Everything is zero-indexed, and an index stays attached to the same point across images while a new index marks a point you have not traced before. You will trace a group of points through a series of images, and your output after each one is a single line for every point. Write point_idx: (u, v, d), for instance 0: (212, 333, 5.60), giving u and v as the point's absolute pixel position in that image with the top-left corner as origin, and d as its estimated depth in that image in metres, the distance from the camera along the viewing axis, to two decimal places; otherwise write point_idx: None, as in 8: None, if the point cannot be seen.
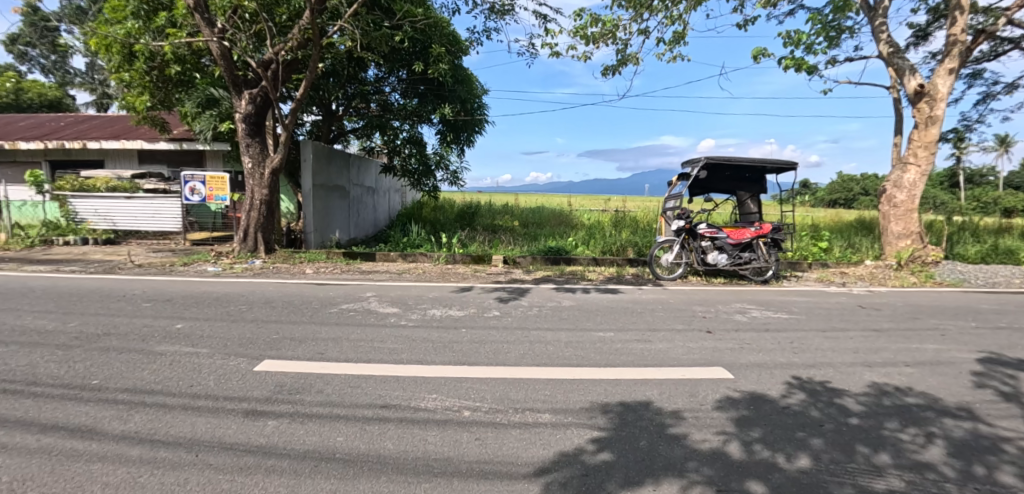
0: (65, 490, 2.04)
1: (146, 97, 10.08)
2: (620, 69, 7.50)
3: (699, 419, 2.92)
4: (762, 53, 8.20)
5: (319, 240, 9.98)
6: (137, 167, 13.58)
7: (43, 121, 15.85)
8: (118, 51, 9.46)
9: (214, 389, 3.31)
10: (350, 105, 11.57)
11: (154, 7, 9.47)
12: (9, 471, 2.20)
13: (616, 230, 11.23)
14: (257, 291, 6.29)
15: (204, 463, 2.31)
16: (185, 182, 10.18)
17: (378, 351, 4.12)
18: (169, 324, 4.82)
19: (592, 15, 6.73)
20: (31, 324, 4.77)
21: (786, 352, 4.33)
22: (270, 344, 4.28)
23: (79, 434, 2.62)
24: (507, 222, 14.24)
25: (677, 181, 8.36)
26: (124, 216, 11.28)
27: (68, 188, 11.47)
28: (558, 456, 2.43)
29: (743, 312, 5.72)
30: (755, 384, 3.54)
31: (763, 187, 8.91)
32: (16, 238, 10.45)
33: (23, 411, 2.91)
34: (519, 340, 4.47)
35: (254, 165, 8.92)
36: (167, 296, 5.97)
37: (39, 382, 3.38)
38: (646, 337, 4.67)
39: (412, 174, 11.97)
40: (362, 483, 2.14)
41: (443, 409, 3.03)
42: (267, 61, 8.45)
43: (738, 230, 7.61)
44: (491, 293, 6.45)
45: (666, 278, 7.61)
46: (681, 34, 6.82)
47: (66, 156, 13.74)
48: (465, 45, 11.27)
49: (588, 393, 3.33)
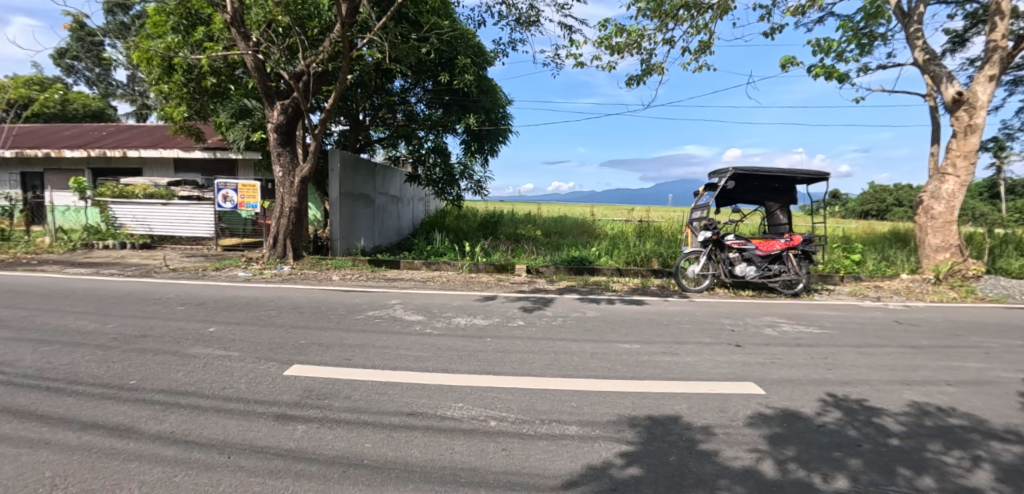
0: (106, 487, 2.11)
1: (183, 109, 10.43)
2: (645, 79, 7.43)
3: (731, 435, 2.85)
4: (790, 62, 8.02)
5: (345, 247, 10.15)
6: (173, 175, 14.13)
7: (84, 129, 16.65)
8: (157, 63, 9.79)
9: (246, 392, 3.38)
10: (377, 115, 11.79)
11: (193, 22, 9.77)
12: (53, 467, 2.29)
13: (641, 239, 11.12)
14: (286, 297, 6.42)
15: (236, 465, 2.36)
16: (218, 190, 10.48)
17: (404, 358, 4.15)
18: (203, 327, 4.96)
19: (617, 25, 6.72)
20: (74, 324, 4.99)
21: (819, 368, 4.20)
22: (299, 349, 4.35)
23: (118, 432, 2.71)
24: (530, 231, 14.26)
25: (705, 192, 8.20)
26: (161, 222, 11.73)
27: (109, 194, 11.88)
28: (586, 469, 2.39)
29: (774, 326, 5.56)
30: (788, 401, 3.44)
31: (794, 197, 8.66)
32: (61, 242, 11.01)
33: (65, 410, 3.01)
34: (544, 350, 4.45)
35: (285, 173, 9.13)
36: (200, 300, 6.15)
37: (80, 381, 3.52)
38: (673, 349, 4.59)
39: (436, 183, 12.00)
40: (390, 490, 2.15)
41: (469, 418, 3.03)
42: (299, 73, 8.67)
43: (767, 241, 7.42)
44: (516, 302, 6.45)
45: (692, 291, 7.46)
46: (708, 43, 6.75)
47: (107, 163, 14.38)
48: (490, 56, 11.38)
49: (615, 405, 3.28)
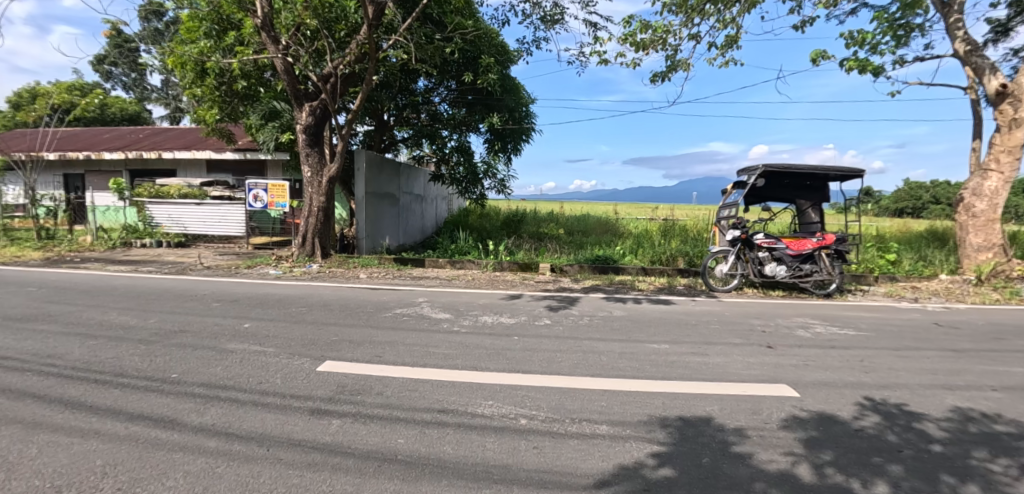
0: (153, 477, 2.20)
1: (215, 111, 10.76)
2: (670, 75, 7.33)
3: (764, 438, 2.80)
4: (821, 55, 7.80)
5: (370, 246, 10.33)
6: (205, 176, 14.60)
7: (122, 132, 17.34)
8: (190, 68, 10.11)
9: (282, 387, 3.48)
10: (402, 115, 11.92)
11: (224, 27, 10.06)
12: (104, 456, 2.41)
13: (665, 238, 10.98)
14: (316, 294, 6.58)
15: (275, 457, 2.43)
16: (249, 189, 10.77)
17: (433, 356, 4.21)
18: (238, 323, 5.12)
19: (642, 21, 6.64)
20: (117, 319, 5.21)
21: (855, 370, 4.09)
22: (331, 346, 4.45)
23: (163, 424, 2.83)
24: (553, 230, 14.23)
25: (733, 190, 8.06)
26: (194, 221, 12.13)
27: (146, 194, 12.34)
28: (618, 469, 2.39)
29: (806, 327, 5.43)
30: (823, 404, 3.36)
31: (826, 195, 8.44)
32: (102, 240, 11.48)
33: (114, 401, 3.16)
34: (572, 350, 4.45)
35: (313, 173, 9.33)
36: (233, 296, 6.34)
37: (125, 374, 3.67)
38: (703, 350, 4.53)
39: (460, 181, 12.08)
40: (424, 485, 2.19)
41: (499, 416, 3.05)
42: (327, 75, 8.84)
43: (798, 240, 7.23)
44: (541, 301, 6.46)
45: (720, 290, 7.35)
46: (735, 37, 6.61)
47: (143, 165, 14.95)
48: (513, 55, 11.39)
49: (645, 405, 3.26)
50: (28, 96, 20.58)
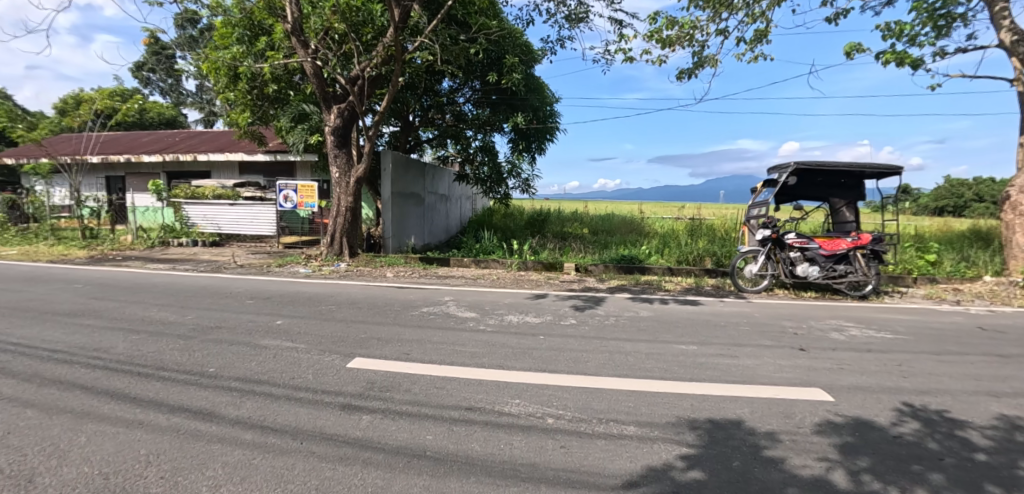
0: (194, 466, 2.31)
1: (247, 115, 11.11)
2: (697, 72, 7.20)
3: (797, 442, 2.74)
4: (856, 49, 7.54)
5: (396, 245, 10.52)
6: (237, 177, 15.10)
7: (160, 136, 18.06)
8: (224, 73, 10.46)
9: (314, 382, 3.59)
10: (427, 116, 12.04)
11: (255, 33, 10.37)
12: (148, 445, 2.54)
13: (692, 238, 10.80)
14: (344, 292, 6.74)
15: (308, 450, 2.52)
16: (280, 190, 11.08)
17: (460, 354, 4.26)
18: (271, 320, 5.29)
19: (668, 18, 6.55)
20: (158, 315, 5.45)
21: (892, 375, 3.95)
22: (360, 343, 4.55)
23: (202, 416, 2.95)
24: (577, 229, 14.19)
25: (763, 188, 7.88)
26: (228, 220, 12.57)
27: (182, 195, 12.85)
28: (646, 470, 2.37)
29: (840, 330, 5.26)
30: (859, 409, 3.26)
31: (862, 193, 8.15)
32: (142, 239, 12.02)
33: (156, 393, 3.31)
34: (598, 350, 4.43)
35: (341, 174, 9.53)
36: (266, 294, 6.55)
37: (167, 367, 3.85)
38: (732, 351, 4.45)
39: (484, 181, 12.14)
40: (454, 481, 2.23)
41: (526, 415, 3.07)
42: (354, 78, 9.04)
43: (832, 240, 7.02)
44: (566, 301, 6.45)
45: (749, 291, 7.21)
46: (764, 32, 6.45)
47: (179, 167, 15.56)
48: (538, 54, 11.39)
49: (673, 407, 3.23)
50: (73, 102, 21.67)
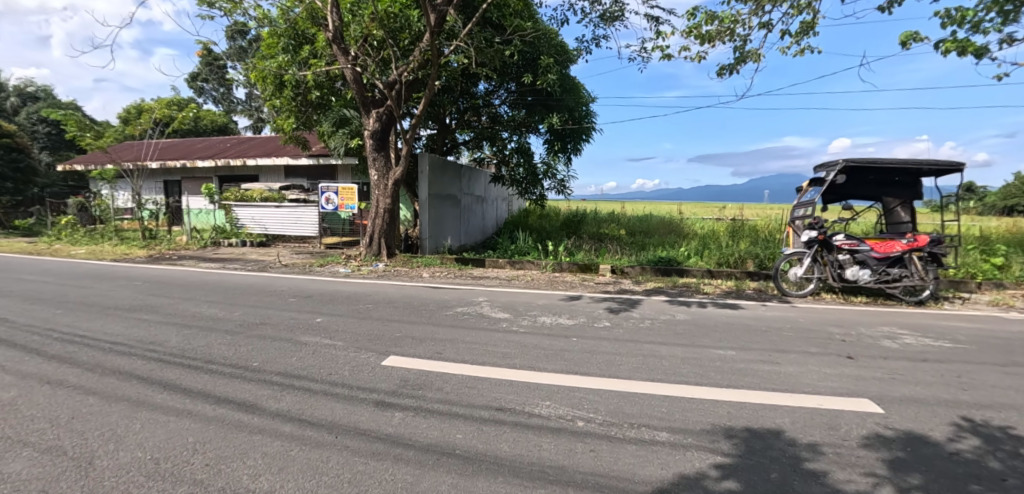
0: (237, 455, 2.43)
1: (292, 120, 11.55)
2: (738, 67, 6.95)
3: (842, 456, 2.59)
4: (912, 38, 7.04)
5: (433, 246, 10.70)
6: (283, 181, 15.82)
7: (213, 142, 19.16)
8: (271, 81, 10.97)
9: (350, 379, 3.70)
10: (463, 118, 12.18)
11: (299, 41, 10.79)
12: (197, 434, 2.69)
13: (734, 239, 10.42)
14: (381, 292, 6.92)
15: (342, 444, 2.59)
16: (322, 193, 11.51)
17: (492, 354, 4.28)
18: (312, 318, 5.49)
19: (707, 13, 6.35)
20: (209, 311, 5.78)
21: (951, 387, 3.66)
22: (395, 341, 4.66)
23: (245, 408, 3.10)
24: (614, 230, 13.99)
25: (809, 187, 7.52)
26: (274, 222, 13.14)
27: (233, 198, 13.72)
28: (678, 478, 2.31)
29: (893, 337, 4.94)
30: (911, 422, 3.04)
31: (919, 191, 7.63)
32: (196, 239, 12.78)
33: (204, 385, 3.51)
34: (632, 353, 4.35)
35: (380, 177, 9.79)
36: (308, 293, 6.82)
37: (216, 361, 4.07)
38: (773, 358, 4.26)
39: (520, 183, 12.19)
40: (482, 481, 2.24)
41: (556, 417, 3.05)
42: (392, 82, 9.28)
43: (884, 242, 6.61)
44: (601, 303, 6.36)
45: (793, 295, 6.90)
46: (811, 23, 6.14)
47: (230, 172, 16.47)
48: (573, 54, 11.31)
49: (708, 414, 3.13)
50: (136, 112, 23.31)
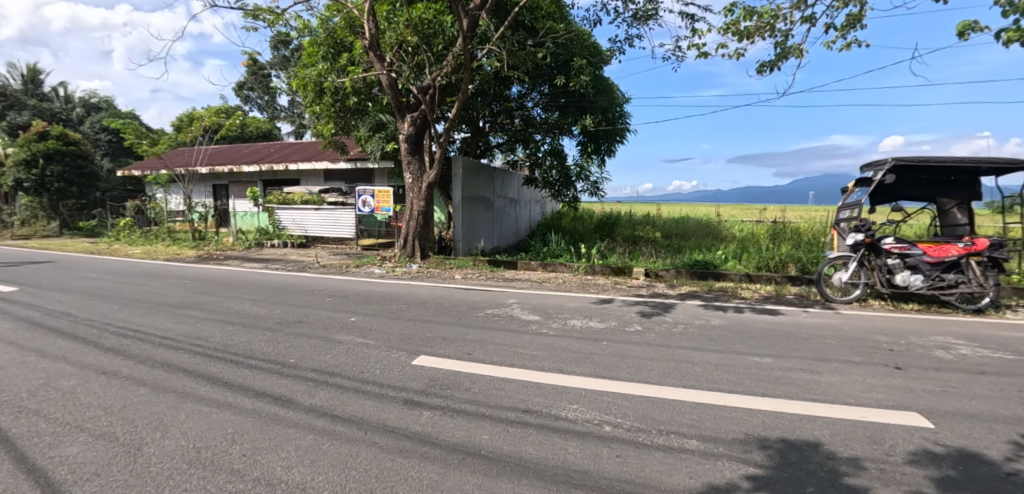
0: (272, 447, 2.54)
1: (331, 126, 11.95)
2: (779, 64, 6.68)
3: (885, 472, 2.44)
4: (970, 27, 6.58)
5: (466, 248, 10.82)
6: (322, 184, 16.42)
7: (257, 148, 20.12)
8: (311, 88, 11.33)
9: (380, 377, 3.79)
10: (496, 121, 12.27)
11: (338, 49, 11.11)
12: (237, 425, 2.82)
13: (775, 242, 10.03)
14: (414, 293, 7.07)
15: (371, 441, 2.66)
16: (359, 196, 11.85)
17: (520, 356, 4.29)
18: (347, 317, 5.66)
19: (746, 8, 6.15)
20: (252, 309, 6.07)
21: (1012, 402, 3.38)
22: (426, 341, 4.74)
23: (282, 402, 3.23)
24: (648, 233, 13.75)
25: (854, 188, 7.14)
26: (314, 224, 13.61)
27: (276, 200, 14.17)
28: (707, 488, 2.24)
29: (948, 348, 4.61)
30: (965, 439, 2.83)
31: (978, 192, 7.11)
32: (240, 240, 13.53)
33: (245, 379, 3.68)
34: (663, 358, 4.26)
35: (414, 180, 9.99)
36: (343, 293, 7.04)
37: (256, 356, 4.26)
38: (813, 366, 4.07)
39: (554, 185, 12.38)
40: (506, 482, 2.25)
41: (582, 421, 3.03)
42: (426, 87, 9.47)
43: (938, 245, 6.20)
44: (633, 307, 6.26)
45: (837, 301, 6.57)
46: (858, 16, 5.85)
47: (273, 176, 17.26)
48: (606, 55, 11.19)
49: (742, 423, 3.02)
50: (188, 120, 24.77)
